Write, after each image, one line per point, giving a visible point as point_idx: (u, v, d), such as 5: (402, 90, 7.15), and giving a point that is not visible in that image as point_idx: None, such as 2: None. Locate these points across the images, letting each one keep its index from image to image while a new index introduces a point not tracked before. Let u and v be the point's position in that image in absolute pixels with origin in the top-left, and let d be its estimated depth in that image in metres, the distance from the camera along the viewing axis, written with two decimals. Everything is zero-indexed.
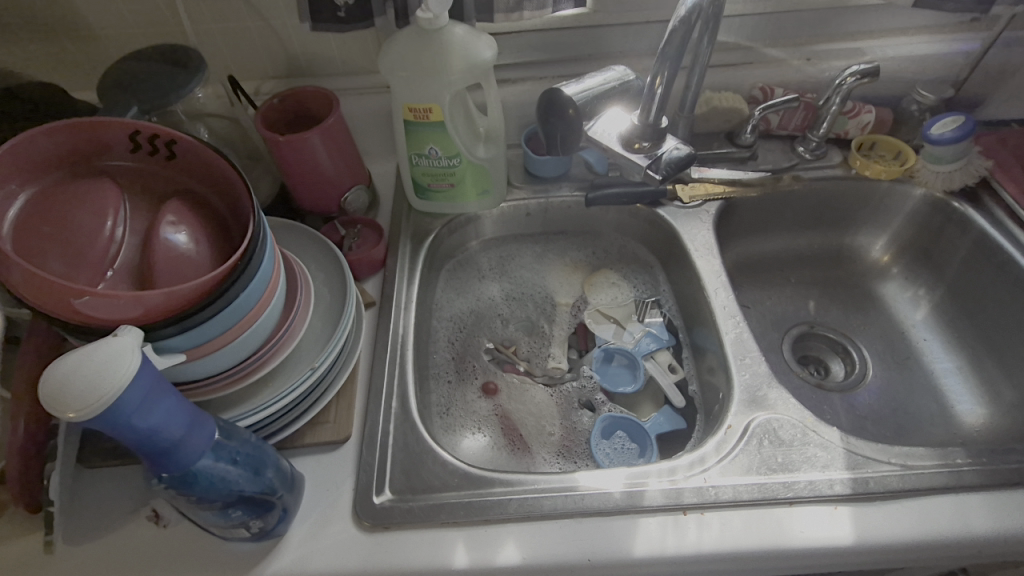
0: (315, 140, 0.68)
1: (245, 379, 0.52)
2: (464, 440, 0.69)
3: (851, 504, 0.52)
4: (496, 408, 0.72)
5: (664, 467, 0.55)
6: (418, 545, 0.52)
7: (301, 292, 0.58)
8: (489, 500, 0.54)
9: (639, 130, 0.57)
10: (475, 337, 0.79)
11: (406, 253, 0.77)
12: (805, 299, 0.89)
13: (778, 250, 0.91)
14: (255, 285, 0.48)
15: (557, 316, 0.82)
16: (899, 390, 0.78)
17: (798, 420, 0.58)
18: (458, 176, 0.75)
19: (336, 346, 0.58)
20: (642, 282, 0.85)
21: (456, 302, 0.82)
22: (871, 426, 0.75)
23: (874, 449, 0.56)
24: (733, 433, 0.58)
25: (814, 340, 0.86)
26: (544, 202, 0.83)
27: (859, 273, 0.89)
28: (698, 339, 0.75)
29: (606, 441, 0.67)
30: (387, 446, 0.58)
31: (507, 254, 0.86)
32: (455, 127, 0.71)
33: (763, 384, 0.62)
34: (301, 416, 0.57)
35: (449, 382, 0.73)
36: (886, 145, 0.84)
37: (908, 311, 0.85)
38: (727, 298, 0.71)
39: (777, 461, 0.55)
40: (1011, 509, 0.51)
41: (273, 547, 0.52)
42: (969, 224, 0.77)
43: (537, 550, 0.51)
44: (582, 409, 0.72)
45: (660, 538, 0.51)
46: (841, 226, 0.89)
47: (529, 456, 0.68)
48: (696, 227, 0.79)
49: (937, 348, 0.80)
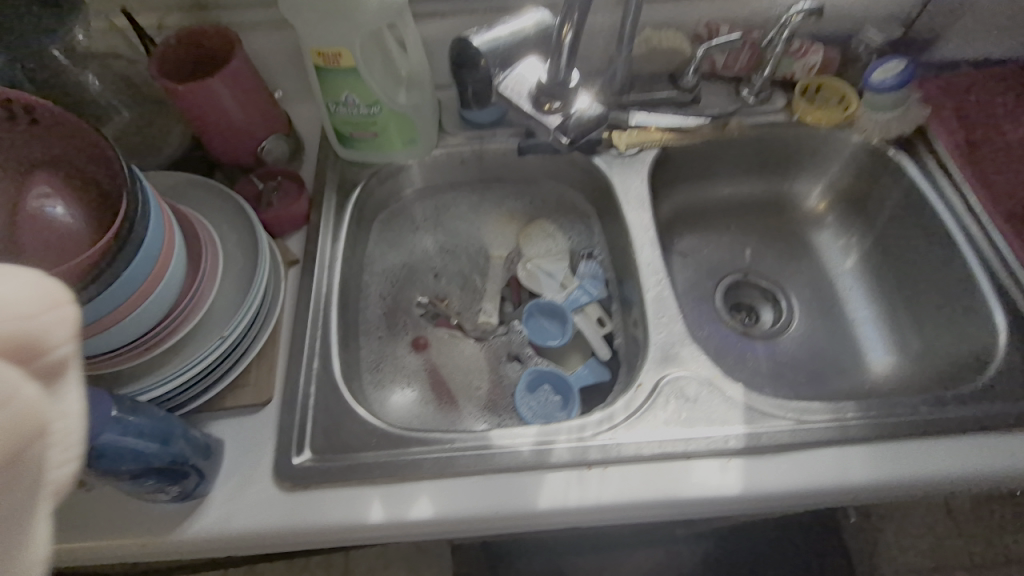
0: (220, 89, 0.64)
1: (148, 351, 0.51)
2: (393, 395, 0.70)
3: (743, 458, 0.56)
4: (426, 363, 0.73)
5: (574, 424, 0.58)
6: (334, 503, 0.54)
7: (206, 258, 0.56)
8: (405, 458, 0.56)
9: (549, 88, 0.55)
10: (408, 291, 0.79)
11: (331, 206, 0.74)
12: (742, 247, 0.90)
13: (718, 198, 0.90)
14: (140, 262, 0.46)
15: (489, 270, 0.81)
16: (819, 337, 0.81)
17: (705, 377, 0.61)
18: (381, 125, 0.71)
19: (249, 311, 0.57)
20: (578, 232, 0.83)
21: (388, 255, 0.80)
22: (788, 372, 0.79)
23: (772, 405, 0.59)
24: (643, 390, 0.60)
25: (746, 288, 0.88)
26: (478, 149, 0.80)
27: (797, 221, 0.89)
28: (626, 293, 0.75)
29: (531, 395, 0.69)
30: (307, 406, 0.60)
31: (442, 205, 0.84)
32: (371, 72, 0.66)
33: (676, 342, 0.64)
34: (216, 382, 0.57)
35: (380, 337, 0.74)
36: (831, 89, 0.81)
37: (838, 259, 0.86)
38: (652, 253, 0.71)
39: (679, 417, 0.58)
40: (889, 460, 0.56)
41: (195, 508, 0.54)
42: (901, 174, 0.77)
43: (448, 506, 0.54)
44: (510, 361, 0.74)
45: (564, 491, 0.54)
46: (781, 174, 0.88)
47: (455, 410, 0.69)
48: (631, 178, 0.78)
49: (860, 296, 0.82)
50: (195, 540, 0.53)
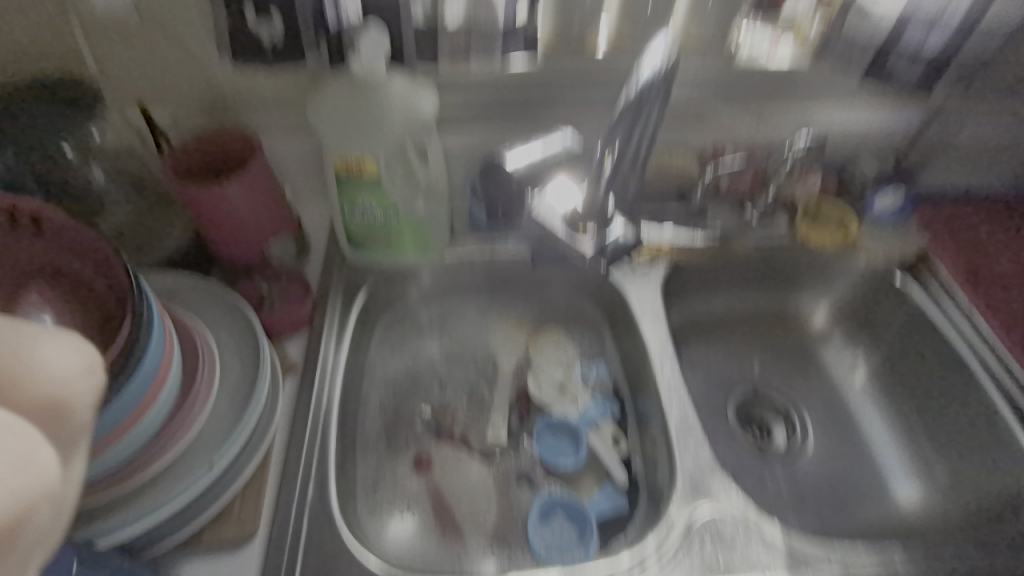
0: (234, 190, 0.62)
1: (124, 481, 0.45)
2: (391, 524, 0.63)
3: None
4: (428, 484, 0.66)
5: (603, 568, 0.53)
6: None
7: (202, 370, 0.52)
8: None
9: (583, 214, 0.57)
10: (410, 400, 0.73)
11: (337, 309, 0.71)
12: (750, 359, 0.88)
13: (725, 308, 0.89)
14: (134, 388, 0.42)
15: (498, 382, 0.76)
16: (838, 458, 0.78)
17: (741, 514, 0.56)
18: (395, 231, 0.70)
19: (243, 434, 0.51)
20: (589, 341, 0.81)
21: (391, 362, 0.76)
22: (810, 498, 0.74)
23: (814, 547, 0.54)
24: (675, 528, 0.55)
25: (759, 402, 0.85)
26: (490, 255, 0.79)
27: (802, 335, 0.89)
28: (643, 410, 0.72)
29: (544, 525, 0.63)
30: (300, 545, 0.52)
31: (449, 309, 0.81)
32: (392, 181, 0.66)
33: (706, 471, 0.60)
34: (196, 516, 0.50)
35: (379, 454, 0.68)
36: (834, 211, 0.84)
37: (847, 375, 0.85)
38: (672, 371, 0.69)
39: (716, 562, 0.53)
40: None
41: None
42: (906, 296, 0.79)
43: None
44: (520, 482, 0.68)
45: None
46: (785, 287, 0.89)
47: (460, 542, 0.63)
48: (644, 290, 0.77)
49: (875, 417, 0.80)
50: None
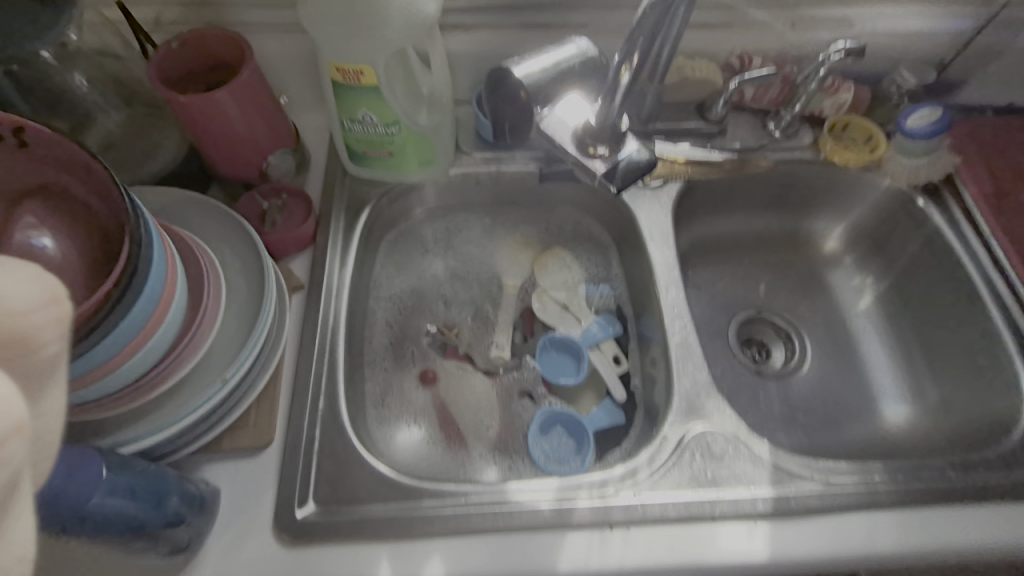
0: (226, 102, 0.59)
1: (145, 394, 0.47)
2: (399, 433, 0.66)
3: (770, 521, 0.54)
4: (434, 398, 0.69)
5: (596, 480, 0.55)
6: (339, 560, 0.51)
7: (208, 290, 0.52)
8: (417, 513, 0.53)
9: (596, 131, 0.51)
10: (416, 318, 0.75)
11: (339, 228, 0.70)
12: (756, 282, 0.88)
13: (736, 231, 0.88)
14: (140, 309, 0.42)
15: (502, 300, 0.77)
16: (833, 380, 0.79)
17: (731, 433, 0.59)
18: (398, 145, 0.67)
19: (253, 351, 0.52)
20: (595, 262, 0.80)
21: (396, 280, 0.76)
22: (801, 416, 0.77)
23: (799, 465, 0.57)
24: (667, 444, 0.58)
25: (761, 324, 0.85)
26: (497, 171, 0.76)
27: (812, 259, 0.88)
28: (645, 330, 0.72)
29: (544, 437, 0.66)
30: (311, 451, 0.56)
31: (454, 227, 0.80)
32: (393, 91, 0.62)
33: (702, 392, 0.61)
34: (214, 427, 0.52)
35: (386, 368, 0.70)
36: (859, 128, 0.79)
37: (853, 300, 0.84)
38: (677, 295, 0.68)
39: (705, 475, 0.56)
40: (917, 527, 0.54)
41: (186, 564, 0.50)
42: (925, 220, 0.76)
43: (463, 568, 0.51)
44: (522, 398, 0.70)
45: (585, 555, 0.52)
46: (800, 210, 0.86)
47: (465, 451, 0.66)
48: (654, 211, 0.75)
49: (876, 341, 0.80)
50: None
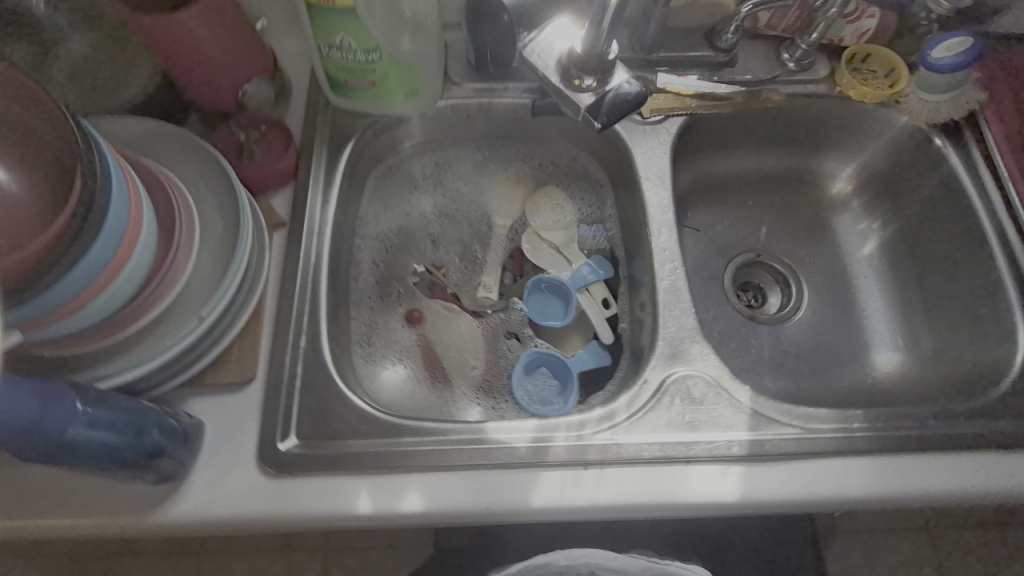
0: (195, 25, 0.55)
1: (119, 331, 0.47)
2: (384, 371, 0.67)
3: (743, 464, 0.54)
4: (419, 338, 0.70)
5: (574, 421, 0.56)
6: (320, 491, 0.53)
7: (181, 225, 0.51)
8: (396, 449, 0.54)
9: (581, 61, 0.45)
10: (403, 257, 0.74)
11: (321, 162, 0.67)
12: (758, 225, 0.84)
13: (739, 171, 0.84)
14: (102, 247, 0.41)
15: (491, 240, 0.76)
16: (828, 326, 0.78)
17: (713, 378, 0.59)
18: (380, 73, 0.63)
19: (230, 288, 0.52)
20: (589, 202, 0.77)
21: (383, 218, 0.74)
22: (791, 361, 0.76)
23: (778, 411, 0.57)
24: (648, 388, 0.58)
25: (758, 269, 0.83)
26: (487, 103, 0.72)
27: (818, 202, 0.84)
28: (636, 273, 0.71)
29: (528, 378, 0.66)
30: (294, 387, 0.57)
31: (443, 162, 0.77)
32: (371, 13, 0.57)
33: (686, 338, 0.61)
34: (196, 363, 0.53)
35: (372, 307, 0.70)
36: (881, 61, 0.74)
37: (856, 245, 0.82)
38: (669, 238, 0.66)
39: (683, 419, 0.56)
40: (890, 473, 0.55)
41: (176, 490, 0.52)
42: (941, 162, 0.72)
43: (439, 500, 0.53)
44: (507, 338, 0.71)
45: (559, 491, 0.53)
46: (809, 148, 0.82)
47: (449, 390, 0.67)
48: (652, 149, 0.71)
49: (875, 288, 0.78)
50: (177, 522, 0.52)
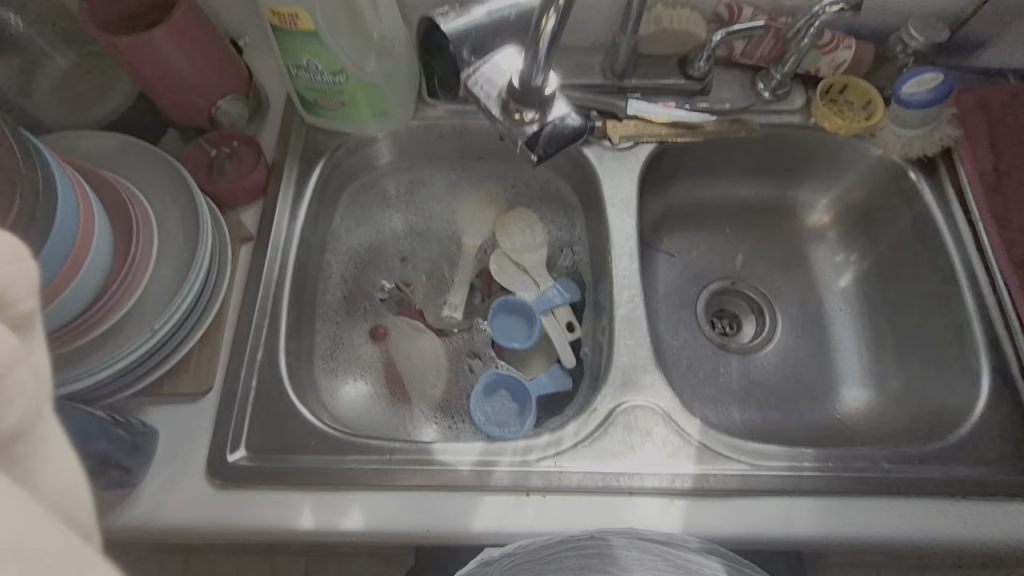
0: (165, 43, 0.57)
1: (70, 341, 0.49)
2: (344, 387, 0.68)
3: (687, 499, 0.54)
4: (382, 354, 0.71)
5: (520, 446, 0.56)
6: (264, 504, 0.54)
7: (138, 239, 0.53)
8: (342, 466, 0.55)
9: (521, 95, 0.46)
10: (372, 273, 0.76)
11: (292, 178, 0.69)
12: (734, 252, 0.84)
13: (715, 197, 0.83)
14: (47, 264, 0.43)
15: (460, 259, 0.77)
16: (799, 358, 0.77)
17: (663, 409, 0.59)
18: (349, 95, 0.64)
19: (184, 302, 0.53)
20: (559, 225, 0.78)
21: (355, 233, 0.76)
22: (759, 392, 0.75)
23: (727, 446, 0.57)
24: (597, 416, 0.58)
25: (732, 296, 0.82)
26: (460, 124, 0.73)
27: (795, 231, 0.83)
28: (600, 297, 0.71)
29: (486, 400, 0.67)
30: (247, 399, 0.58)
31: (417, 181, 0.78)
32: (336, 38, 0.58)
33: (640, 367, 0.61)
34: (150, 372, 0.55)
35: (337, 321, 0.71)
36: (856, 91, 0.73)
37: (832, 276, 0.81)
38: (630, 265, 0.66)
39: (630, 450, 0.56)
40: (838, 515, 0.54)
41: (128, 495, 0.53)
42: (914, 197, 0.71)
43: (380, 520, 0.53)
44: (469, 358, 0.72)
45: (499, 516, 0.53)
46: (786, 178, 0.82)
47: (407, 407, 0.68)
48: (620, 175, 0.71)
49: (848, 321, 0.77)
50: (123, 528, 0.53)
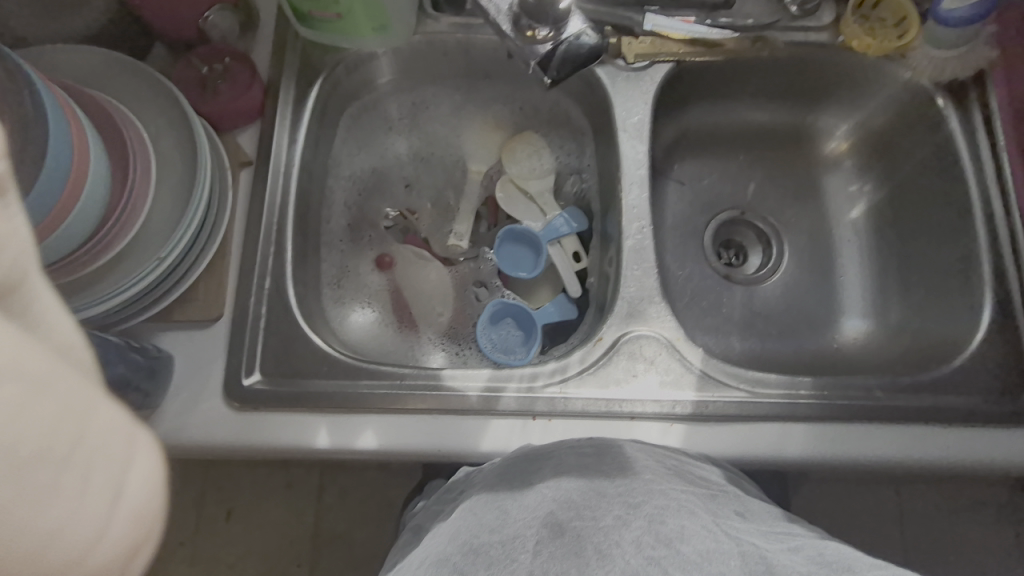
0: None
1: (78, 269, 0.49)
2: (352, 314, 0.69)
3: (686, 424, 0.56)
4: (389, 283, 0.71)
5: (527, 373, 0.58)
6: (280, 424, 0.56)
7: (134, 167, 0.51)
8: (354, 391, 0.57)
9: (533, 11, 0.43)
10: (376, 201, 0.74)
11: (289, 98, 0.65)
12: (746, 181, 0.82)
13: (730, 123, 0.80)
14: (48, 189, 0.41)
15: (466, 188, 0.76)
16: (803, 289, 0.77)
17: (668, 339, 0.60)
18: (346, 6, 0.60)
19: (189, 229, 0.53)
20: (568, 151, 0.75)
21: (356, 158, 0.73)
22: (760, 322, 0.76)
23: (727, 374, 0.58)
24: (602, 345, 0.59)
25: (741, 226, 0.81)
26: (465, 39, 0.68)
27: (810, 159, 0.81)
28: (607, 227, 0.70)
29: (492, 328, 0.68)
30: (258, 326, 0.59)
31: (420, 103, 0.75)
32: None
33: (646, 298, 0.61)
34: (160, 299, 0.55)
35: (343, 249, 0.71)
36: (890, 6, 0.68)
37: (844, 207, 0.79)
38: (640, 195, 0.65)
39: (634, 377, 0.58)
40: (830, 439, 0.56)
41: (149, 415, 0.56)
42: (939, 125, 0.68)
43: (392, 440, 0.56)
44: (475, 287, 0.72)
45: (506, 438, 0.56)
46: (806, 103, 0.78)
47: (415, 335, 0.69)
48: (633, 98, 0.68)
49: (855, 253, 0.77)
50: None
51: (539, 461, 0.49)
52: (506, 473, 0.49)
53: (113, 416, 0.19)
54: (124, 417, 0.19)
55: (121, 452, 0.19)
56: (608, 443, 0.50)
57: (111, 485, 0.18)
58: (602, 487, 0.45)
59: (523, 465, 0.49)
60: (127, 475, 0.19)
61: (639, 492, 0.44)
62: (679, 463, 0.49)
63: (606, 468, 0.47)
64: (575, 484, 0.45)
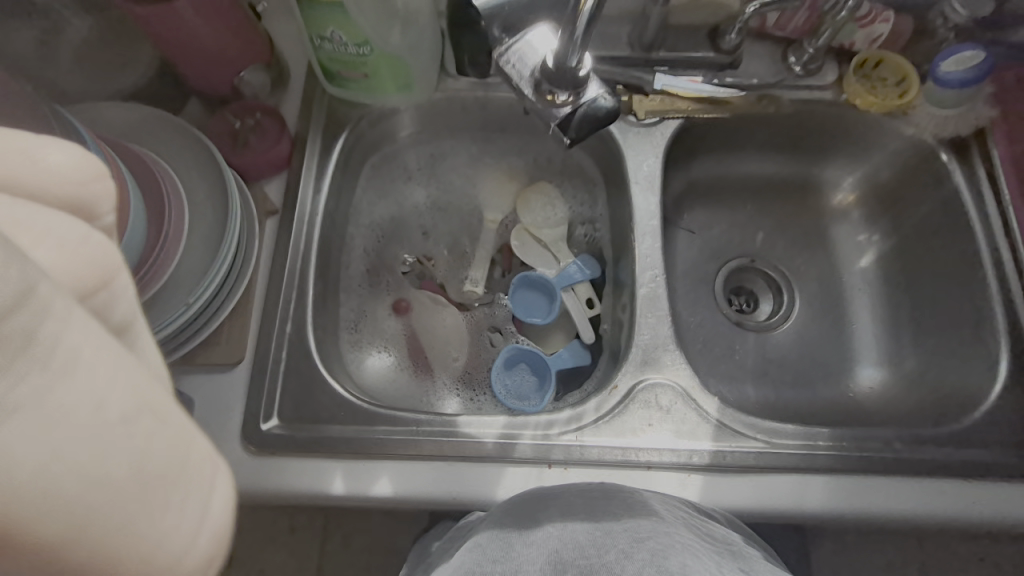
0: (186, 11, 0.56)
1: None
2: (368, 358, 0.70)
3: (703, 474, 0.56)
4: (405, 327, 0.73)
5: (542, 421, 0.58)
6: (295, 470, 0.56)
7: (169, 220, 0.53)
8: (371, 437, 0.57)
9: (555, 77, 0.46)
10: (394, 247, 0.76)
11: (316, 150, 0.68)
12: (755, 229, 0.83)
13: (739, 174, 0.82)
14: None
15: (482, 234, 0.77)
16: (816, 338, 0.77)
17: (683, 387, 0.60)
18: (373, 67, 0.63)
19: (217, 277, 0.55)
20: (581, 200, 0.78)
21: (376, 206, 0.76)
22: (773, 370, 0.76)
23: (743, 424, 0.58)
24: (617, 393, 0.60)
25: (751, 274, 0.82)
26: (483, 96, 0.72)
27: (817, 209, 0.83)
28: (621, 274, 0.71)
29: (507, 373, 0.68)
30: (278, 370, 0.60)
31: (438, 154, 0.78)
32: (360, 8, 0.57)
33: (660, 346, 0.62)
34: (185, 343, 0.56)
35: (361, 294, 0.72)
36: (892, 68, 0.71)
37: (853, 256, 0.80)
38: (653, 245, 0.66)
39: (649, 426, 0.58)
40: (849, 492, 0.56)
41: None
42: (944, 179, 0.70)
43: (407, 488, 0.55)
44: (490, 332, 0.73)
45: (521, 487, 0.55)
46: (812, 156, 0.80)
47: (430, 379, 0.70)
48: (644, 152, 0.70)
49: (866, 302, 0.78)
50: None
51: (546, 504, 0.50)
52: (511, 511, 0.49)
53: (202, 450, 0.22)
54: (216, 450, 0.22)
55: (207, 481, 0.22)
56: (617, 489, 0.51)
57: (200, 506, 0.22)
58: (608, 525, 0.44)
59: (530, 505, 0.50)
60: (211, 495, 0.22)
61: (646, 528, 0.43)
62: (701, 522, 0.49)
63: (612, 509, 0.46)
64: (581, 527, 0.45)
